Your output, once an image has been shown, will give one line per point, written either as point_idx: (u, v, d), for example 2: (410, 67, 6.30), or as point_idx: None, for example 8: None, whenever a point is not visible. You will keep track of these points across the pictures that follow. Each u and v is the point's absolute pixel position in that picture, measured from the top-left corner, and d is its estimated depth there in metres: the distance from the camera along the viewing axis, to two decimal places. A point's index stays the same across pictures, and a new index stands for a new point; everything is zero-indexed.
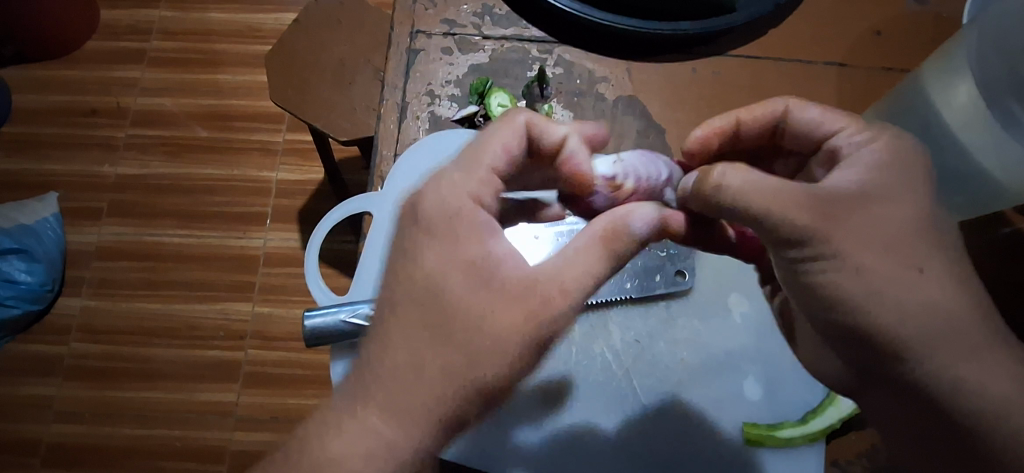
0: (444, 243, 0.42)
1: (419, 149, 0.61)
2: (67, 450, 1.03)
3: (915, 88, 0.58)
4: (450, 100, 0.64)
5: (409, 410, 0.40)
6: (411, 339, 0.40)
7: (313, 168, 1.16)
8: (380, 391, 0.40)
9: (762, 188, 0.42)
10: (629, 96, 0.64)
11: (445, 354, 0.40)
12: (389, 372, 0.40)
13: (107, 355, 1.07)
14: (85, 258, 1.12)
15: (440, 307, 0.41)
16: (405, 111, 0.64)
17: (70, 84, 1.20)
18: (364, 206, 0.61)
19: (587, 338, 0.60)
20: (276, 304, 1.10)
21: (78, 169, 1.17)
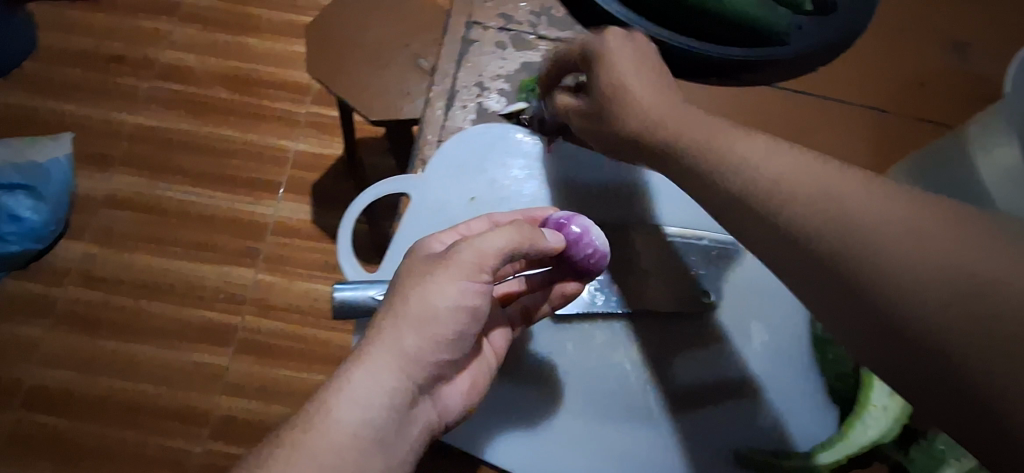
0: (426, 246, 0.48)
1: (463, 140, 0.62)
2: (49, 394, 1.02)
3: (956, 143, 0.56)
4: (499, 94, 0.64)
5: (395, 364, 0.42)
6: (406, 317, 0.43)
7: (333, 143, 1.17)
8: (372, 358, 0.42)
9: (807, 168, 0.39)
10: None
11: (420, 324, 0.43)
12: (394, 351, 0.42)
13: (103, 303, 1.07)
14: (93, 205, 1.11)
15: (436, 296, 0.44)
16: (453, 99, 0.64)
17: (98, 28, 1.20)
18: (404, 187, 0.60)
19: (608, 346, 0.60)
20: (280, 274, 1.10)
21: (97, 114, 1.16)
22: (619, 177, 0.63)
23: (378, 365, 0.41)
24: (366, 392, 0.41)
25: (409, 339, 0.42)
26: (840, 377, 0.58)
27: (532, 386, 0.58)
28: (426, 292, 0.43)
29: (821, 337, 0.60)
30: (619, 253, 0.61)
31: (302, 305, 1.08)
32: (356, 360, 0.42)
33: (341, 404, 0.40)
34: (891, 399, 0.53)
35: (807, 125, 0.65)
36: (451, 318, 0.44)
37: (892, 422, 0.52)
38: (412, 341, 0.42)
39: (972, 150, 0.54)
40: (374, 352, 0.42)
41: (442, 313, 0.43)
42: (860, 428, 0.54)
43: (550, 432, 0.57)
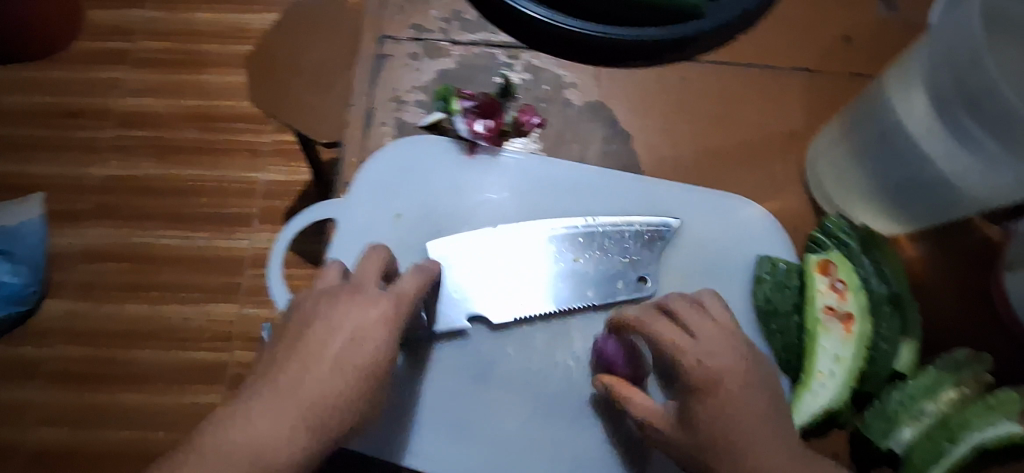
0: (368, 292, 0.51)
1: (383, 157, 0.61)
2: (49, 453, 1.03)
3: (875, 94, 0.55)
4: (416, 106, 0.64)
5: (307, 403, 0.45)
6: (345, 354, 0.47)
7: (299, 169, 1.16)
8: (301, 388, 0.45)
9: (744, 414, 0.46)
10: (596, 103, 0.64)
11: (347, 361, 0.47)
12: (297, 379, 0.46)
13: (92, 356, 1.07)
14: (69, 260, 1.12)
15: (364, 345, 0.48)
16: (371, 118, 0.63)
17: (55, 84, 1.20)
18: (328, 213, 0.60)
19: (550, 346, 0.59)
20: (261, 306, 1.10)
21: (63, 169, 1.16)
22: (540, 172, 0.62)
23: (302, 396, 0.45)
24: (272, 417, 0.44)
25: (312, 379, 0.46)
26: (786, 347, 0.55)
27: (478, 394, 0.58)
28: (362, 327, 0.48)
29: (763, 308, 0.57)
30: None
31: None
32: (280, 383, 0.45)
33: (253, 419, 0.44)
34: (838, 364, 0.52)
35: (745, 94, 0.64)
36: (353, 358, 0.47)
37: (843, 387, 0.51)
38: (333, 384, 0.46)
39: (886, 100, 0.53)
40: (300, 384, 0.45)
41: (365, 348, 0.48)
42: (811, 399, 0.52)
43: (502, 440, 0.57)
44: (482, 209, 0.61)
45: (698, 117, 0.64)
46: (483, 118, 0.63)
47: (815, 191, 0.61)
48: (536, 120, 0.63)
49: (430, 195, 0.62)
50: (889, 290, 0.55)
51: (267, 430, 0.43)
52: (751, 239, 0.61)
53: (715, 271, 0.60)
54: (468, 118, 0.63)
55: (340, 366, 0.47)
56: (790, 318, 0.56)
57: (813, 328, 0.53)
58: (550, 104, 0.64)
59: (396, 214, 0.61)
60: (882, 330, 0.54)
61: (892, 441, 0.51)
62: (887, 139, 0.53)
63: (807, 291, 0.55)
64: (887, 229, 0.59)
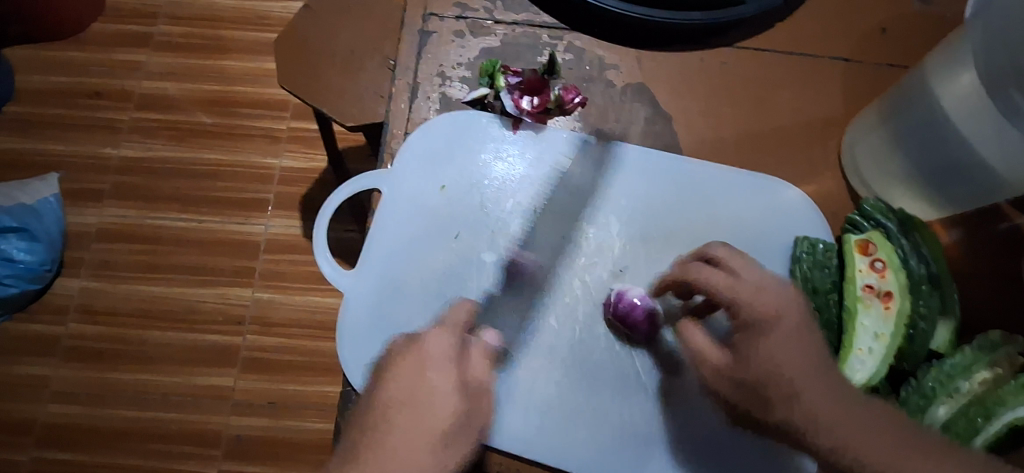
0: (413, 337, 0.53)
1: (430, 130, 0.63)
2: (61, 431, 1.03)
3: (917, 79, 0.56)
4: (461, 82, 0.65)
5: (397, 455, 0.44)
6: (407, 398, 0.47)
7: (317, 155, 1.17)
8: (385, 442, 0.45)
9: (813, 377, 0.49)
10: (637, 84, 0.65)
11: (415, 404, 0.47)
12: (376, 445, 0.45)
13: (105, 336, 1.07)
14: (85, 240, 1.12)
15: (404, 376, 0.49)
16: (416, 92, 0.65)
17: (74, 66, 1.21)
18: (374, 183, 0.62)
19: (591, 318, 0.60)
20: (276, 290, 1.10)
21: (81, 149, 1.17)
22: (581, 148, 0.63)
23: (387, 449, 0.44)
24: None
25: (391, 435, 0.45)
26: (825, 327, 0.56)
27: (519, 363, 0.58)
28: (416, 367, 0.49)
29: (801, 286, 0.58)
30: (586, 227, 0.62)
31: (302, 319, 1.09)
32: (367, 444, 0.45)
33: None
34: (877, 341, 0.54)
35: (777, 85, 0.65)
36: (421, 395, 0.48)
37: (883, 363, 0.53)
38: (390, 428, 0.46)
39: (930, 83, 0.55)
40: (384, 439, 0.45)
41: (426, 386, 0.48)
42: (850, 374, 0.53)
43: (542, 408, 0.57)
44: (525, 183, 0.63)
45: (731, 104, 0.65)
46: (529, 95, 0.64)
47: (851, 175, 0.62)
48: (579, 99, 0.64)
49: (474, 168, 0.63)
50: (928, 271, 0.56)
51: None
52: (787, 218, 0.62)
53: (751, 248, 0.61)
54: (514, 95, 0.64)
55: (415, 406, 0.47)
56: (829, 296, 0.57)
57: (853, 307, 0.55)
58: (593, 84, 0.65)
59: (441, 186, 0.63)
60: (921, 309, 0.54)
61: (931, 418, 0.51)
62: (931, 120, 0.55)
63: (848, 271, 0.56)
64: (926, 215, 0.60)
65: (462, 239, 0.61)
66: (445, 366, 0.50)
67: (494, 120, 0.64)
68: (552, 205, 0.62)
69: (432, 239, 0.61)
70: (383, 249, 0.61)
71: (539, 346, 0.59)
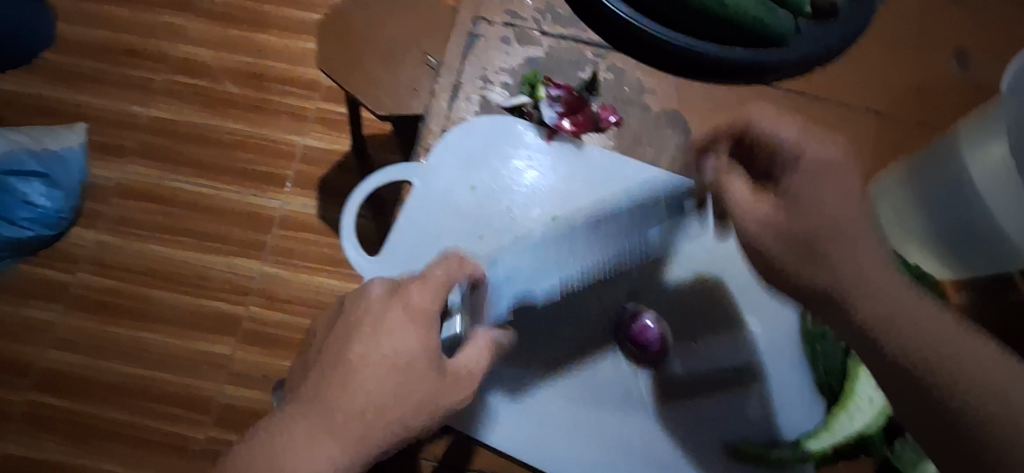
0: (387, 288, 0.49)
1: (469, 130, 0.64)
2: (56, 377, 1.04)
3: (947, 140, 0.57)
4: (502, 87, 0.66)
5: (351, 413, 0.43)
6: (372, 356, 0.45)
7: (342, 138, 1.18)
8: (339, 398, 0.44)
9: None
10: (673, 110, 0.67)
11: (378, 366, 0.45)
12: (331, 398, 0.44)
13: (111, 290, 1.08)
14: (103, 193, 1.14)
15: (375, 333, 0.46)
16: (457, 92, 0.66)
17: (116, 22, 1.23)
18: (407, 175, 0.63)
19: (604, 335, 0.61)
20: (284, 267, 1.11)
21: (111, 104, 1.18)
22: (613, 170, 0.64)
23: (339, 404, 0.44)
24: (309, 423, 0.43)
25: (348, 392, 0.44)
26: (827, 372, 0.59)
27: (529, 369, 0.59)
28: (385, 327, 0.46)
29: (809, 330, 0.60)
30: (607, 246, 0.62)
31: (307, 298, 1.10)
32: (325, 398, 0.44)
33: (299, 439, 0.43)
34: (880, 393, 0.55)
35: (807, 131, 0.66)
36: (389, 355, 0.45)
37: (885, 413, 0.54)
38: (357, 381, 0.44)
39: (960, 147, 0.55)
40: (338, 397, 0.44)
41: (391, 345, 0.46)
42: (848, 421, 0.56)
43: (546, 417, 0.58)
44: (553, 194, 0.64)
45: None
46: (569, 112, 0.65)
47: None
48: (615, 118, 0.66)
49: (506, 173, 0.64)
50: None
51: (308, 438, 0.43)
52: None
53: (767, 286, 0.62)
54: (553, 110, 0.65)
55: (383, 365, 0.45)
56: (836, 343, 0.59)
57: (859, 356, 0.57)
58: (630, 105, 0.67)
59: (473, 187, 0.63)
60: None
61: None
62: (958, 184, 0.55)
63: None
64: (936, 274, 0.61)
65: (485, 240, 0.63)
66: (418, 329, 0.47)
67: (531, 130, 0.65)
68: (575, 219, 0.64)
69: (455, 237, 0.62)
70: (406, 242, 0.61)
71: (549, 359, 0.59)
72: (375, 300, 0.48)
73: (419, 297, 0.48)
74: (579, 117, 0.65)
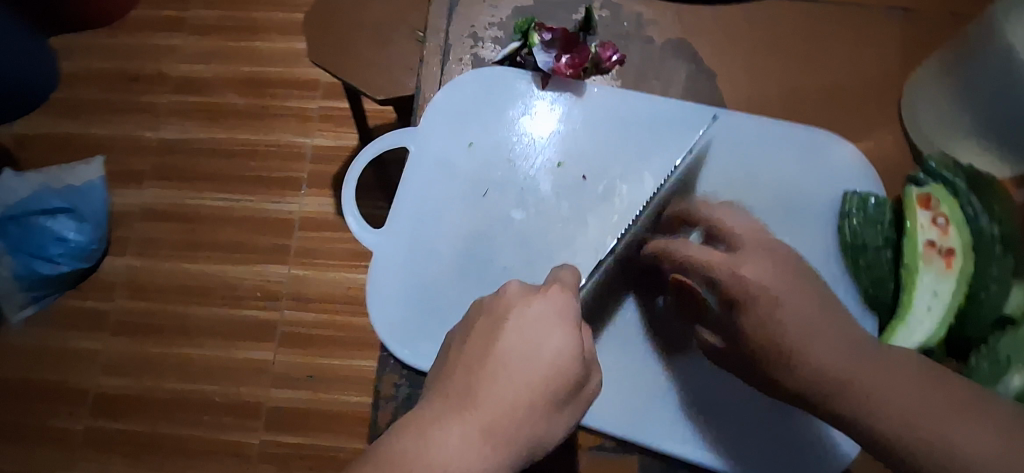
0: (526, 290, 0.50)
1: (461, 89, 0.66)
2: (112, 401, 1.08)
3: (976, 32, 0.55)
4: (492, 42, 0.67)
5: (509, 410, 0.44)
6: (521, 353, 0.46)
7: (347, 133, 1.18)
8: (491, 394, 0.44)
9: (787, 282, 0.50)
10: (675, 40, 0.67)
11: (533, 365, 0.45)
12: (481, 394, 0.44)
13: (150, 312, 1.11)
14: (128, 220, 1.16)
15: (519, 334, 0.47)
16: (448, 54, 0.67)
17: (114, 51, 1.24)
18: (404, 140, 0.65)
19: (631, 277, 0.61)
20: (311, 267, 1.12)
21: (122, 132, 1.20)
22: (612, 108, 0.65)
23: (491, 401, 0.44)
24: (460, 422, 0.43)
25: (501, 389, 0.44)
26: (876, 284, 0.58)
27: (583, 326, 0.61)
28: (530, 325, 0.47)
29: (852, 244, 0.60)
30: (615, 186, 0.63)
31: (338, 295, 1.10)
32: (475, 393, 0.44)
33: (447, 432, 0.42)
34: (936, 300, 0.55)
35: (809, 56, 0.66)
36: (545, 356, 0.46)
37: (942, 321, 0.54)
38: (511, 380, 0.45)
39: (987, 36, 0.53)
40: (489, 393, 0.44)
41: (544, 343, 0.46)
42: (906, 334, 0.54)
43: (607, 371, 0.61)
44: (557, 141, 0.65)
45: None
46: (566, 52, 0.65)
47: (916, 138, 0.63)
48: (616, 56, 0.66)
49: (505, 126, 0.65)
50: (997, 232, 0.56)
51: (460, 436, 0.42)
52: (808, 170, 0.63)
53: (777, 200, 0.63)
54: (548, 52, 0.66)
55: (538, 365, 0.45)
56: (880, 251, 0.59)
57: (914, 264, 0.56)
58: (629, 39, 0.67)
59: (469, 143, 0.65)
60: (992, 271, 0.55)
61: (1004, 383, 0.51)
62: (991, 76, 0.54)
63: (909, 225, 0.57)
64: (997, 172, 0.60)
65: (491, 195, 0.64)
66: (567, 327, 0.47)
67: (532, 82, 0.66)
68: (581, 163, 0.64)
69: (461, 196, 0.64)
70: (411, 205, 0.64)
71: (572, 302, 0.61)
72: (514, 302, 0.49)
73: (560, 299, 0.49)
74: (578, 55, 0.65)
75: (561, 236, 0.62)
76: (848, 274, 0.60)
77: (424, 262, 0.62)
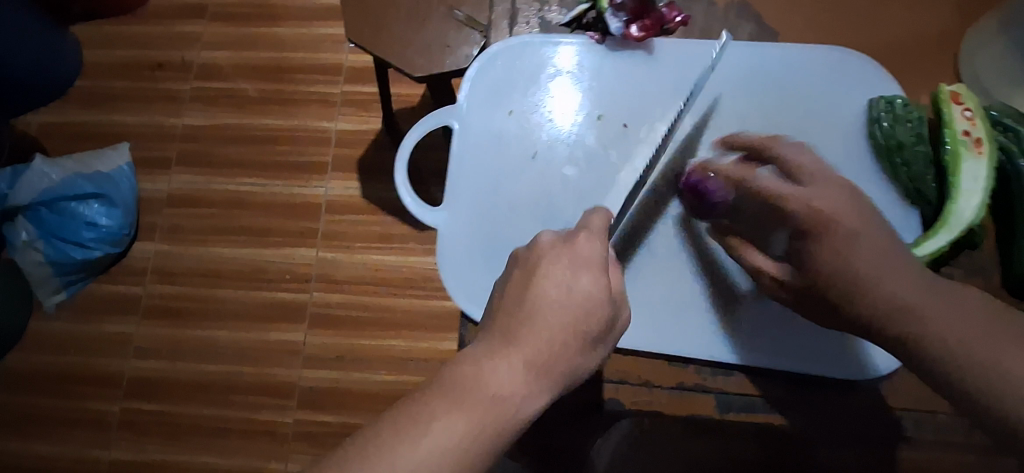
0: (557, 234, 0.50)
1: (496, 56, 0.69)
2: (145, 384, 1.09)
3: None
4: (558, 7, 0.73)
5: (550, 347, 0.44)
6: (558, 293, 0.45)
7: (372, 117, 1.19)
8: (531, 331, 0.44)
9: (851, 208, 0.49)
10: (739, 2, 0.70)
11: (569, 306, 0.45)
12: (522, 332, 0.44)
13: (180, 295, 1.13)
14: (157, 206, 1.17)
15: (555, 274, 0.46)
16: (516, 17, 0.73)
17: (136, 39, 1.24)
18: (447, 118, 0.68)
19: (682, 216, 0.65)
20: (339, 249, 1.13)
21: (148, 119, 1.21)
22: (643, 64, 0.69)
23: (534, 340, 0.43)
24: (503, 357, 0.42)
25: (541, 328, 0.44)
26: (915, 179, 0.61)
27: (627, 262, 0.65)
28: (563, 267, 0.47)
29: (886, 145, 0.63)
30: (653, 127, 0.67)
31: (366, 276, 1.12)
32: (516, 331, 0.44)
33: (493, 368, 0.42)
34: (978, 183, 0.55)
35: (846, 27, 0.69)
36: (580, 296, 0.46)
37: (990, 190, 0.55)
38: (548, 319, 0.44)
39: None
40: (529, 332, 0.44)
41: (578, 284, 0.46)
42: (957, 212, 0.55)
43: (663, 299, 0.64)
44: (592, 98, 0.69)
45: None
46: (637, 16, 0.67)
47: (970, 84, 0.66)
48: (681, 17, 0.67)
49: (542, 87, 0.69)
50: None
51: (504, 371, 0.42)
52: (836, 118, 0.67)
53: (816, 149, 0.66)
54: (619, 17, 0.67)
55: (572, 306, 0.45)
56: (915, 153, 0.61)
57: (956, 151, 0.56)
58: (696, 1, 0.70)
59: (510, 111, 0.69)
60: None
61: None
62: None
63: (944, 118, 0.58)
64: None
65: (539, 157, 0.68)
66: (599, 271, 0.47)
67: (593, 40, 0.69)
68: (620, 114, 0.68)
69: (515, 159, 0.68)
70: (463, 172, 0.67)
71: (626, 238, 0.66)
72: (545, 247, 0.48)
73: (588, 242, 0.49)
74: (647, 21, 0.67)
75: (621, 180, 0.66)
76: (885, 177, 0.63)
77: (482, 224, 0.66)
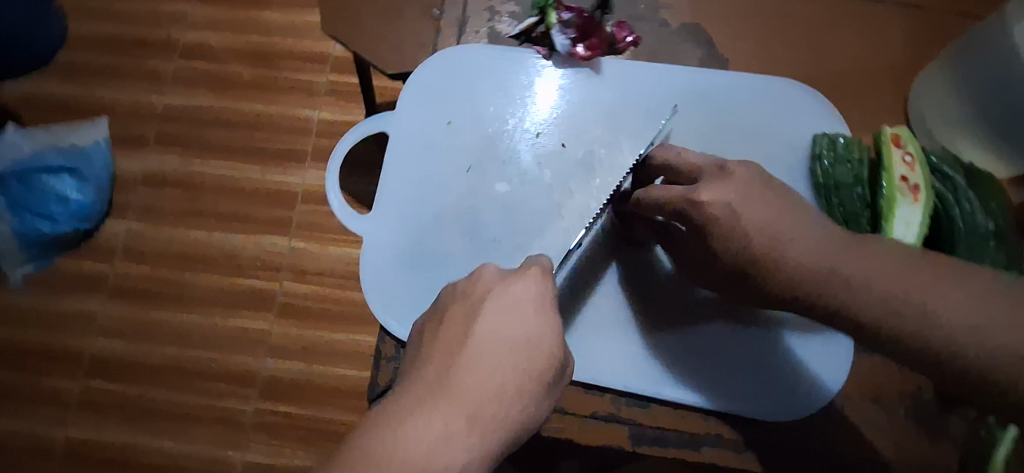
0: (498, 275, 0.48)
1: (433, 66, 0.71)
2: (107, 363, 1.08)
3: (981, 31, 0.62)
4: (509, 17, 0.75)
5: (490, 398, 0.42)
6: (498, 341, 0.44)
7: (353, 109, 1.18)
8: (473, 379, 0.43)
9: (752, 198, 0.51)
10: (691, 24, 0.72)
11: (513, 356, 0.44)
12: (462, 380, 0.43)
13: (148, 276, 1.12)
14: (131, 184, 1.16)
15: (496, 318, 0.45)
16: (466, 25, 0.75)
17: (122, 14, 1.23)
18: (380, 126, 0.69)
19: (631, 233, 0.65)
20: (311, 240, 1.12)
21: (128, 96, 1.20)
22: (583, 82, 0.70)
23: (474, 393, 0.42)
24: (441, 410, 0.41)
25: (480, 376, 0.43)
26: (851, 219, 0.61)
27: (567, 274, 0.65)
28: (505, 313, 0.45)
29: (824, 183, 0.64)
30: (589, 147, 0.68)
31: (336, 269, 1.11)
32: (456, 379, 0.43)
33: (429, 421, 0.41)
34: (911, 226, 0.58)
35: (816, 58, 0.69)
36: (521, 343, 0.44)
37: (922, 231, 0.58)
38: (487, 366, 0.43)
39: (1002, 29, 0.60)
40: (468, 381, 0.43)
41: (517, 326, 0.45)
42: None
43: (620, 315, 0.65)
44: (534, 113, 0.70)
45: None
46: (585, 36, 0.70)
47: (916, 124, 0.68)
48: (630, 38, 0.72)
49: (484, 96, 0.71)
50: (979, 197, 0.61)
51: (442, 424, 0.41)
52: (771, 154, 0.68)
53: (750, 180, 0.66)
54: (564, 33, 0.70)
55: (513, 356, 0.44)
56: (851, 190, 0.62)
57: (892, 193, 0.59)
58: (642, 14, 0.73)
59: (447, 121, 0.70)
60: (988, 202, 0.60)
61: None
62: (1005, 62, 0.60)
63: (885, 161, 0.61)
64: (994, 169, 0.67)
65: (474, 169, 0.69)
66: (540, 308, 0.46)
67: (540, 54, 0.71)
68: (562, 132, 0.69)
69: (448, 170, 0.69)
70: (397, 182, 0.69)
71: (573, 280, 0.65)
72: (485, 290, 0.47)
73: (531, 282, 0.47)
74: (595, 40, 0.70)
75: (551, 201, 0.67)
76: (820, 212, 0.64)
77: (416, 236, 0.67)
